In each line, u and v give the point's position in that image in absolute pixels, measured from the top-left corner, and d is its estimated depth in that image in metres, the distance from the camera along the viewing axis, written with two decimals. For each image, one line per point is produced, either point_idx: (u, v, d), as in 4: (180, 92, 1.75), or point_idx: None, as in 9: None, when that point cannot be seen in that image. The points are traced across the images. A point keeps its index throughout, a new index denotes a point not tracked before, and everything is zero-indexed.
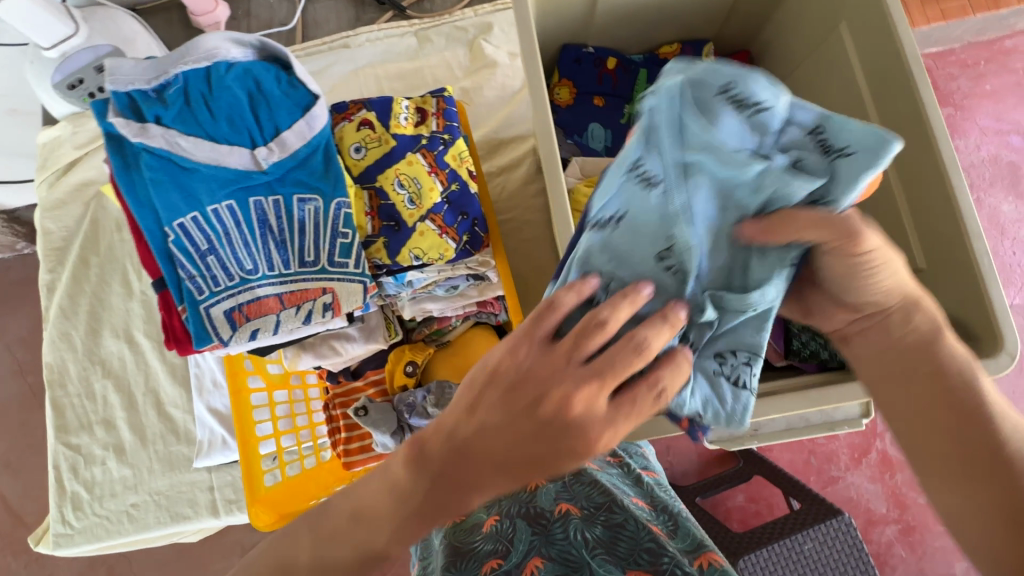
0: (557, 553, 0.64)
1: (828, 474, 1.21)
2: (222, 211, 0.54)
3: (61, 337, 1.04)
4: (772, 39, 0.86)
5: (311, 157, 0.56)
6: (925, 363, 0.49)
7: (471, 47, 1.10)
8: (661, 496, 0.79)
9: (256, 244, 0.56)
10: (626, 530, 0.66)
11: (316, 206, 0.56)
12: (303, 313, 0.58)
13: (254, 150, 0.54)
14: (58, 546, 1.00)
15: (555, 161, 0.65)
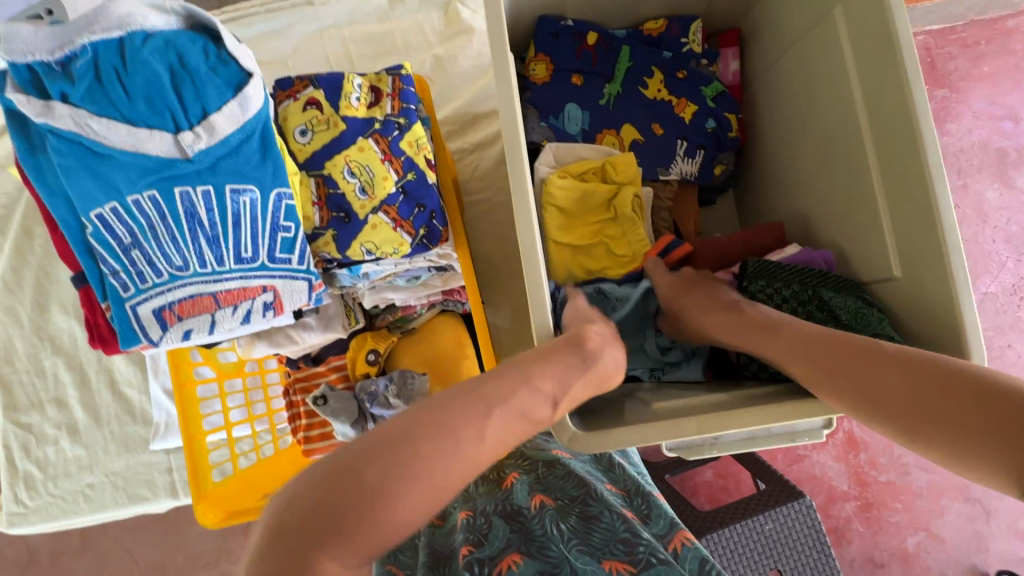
0: (536, 549, 0.61)
1: (794, 452, 1.23)
2: (144, 202, 0.49)
3: (5, 312, 0.99)
4: (763, 18, 0.80)
5: (245, 144, 0.51)
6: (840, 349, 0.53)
7: (446, 10, 1.02)
8: (635, 481, 0.79)
9: (184, 239, 0.51)
10: (604, 523, 0.65)
11: (253, 198, 0.52)
12: (240, 313, 0.55)
13: (178, 135, 0.48)
14: (12, 524, 0.98)
15: (521, 148, 0.55)
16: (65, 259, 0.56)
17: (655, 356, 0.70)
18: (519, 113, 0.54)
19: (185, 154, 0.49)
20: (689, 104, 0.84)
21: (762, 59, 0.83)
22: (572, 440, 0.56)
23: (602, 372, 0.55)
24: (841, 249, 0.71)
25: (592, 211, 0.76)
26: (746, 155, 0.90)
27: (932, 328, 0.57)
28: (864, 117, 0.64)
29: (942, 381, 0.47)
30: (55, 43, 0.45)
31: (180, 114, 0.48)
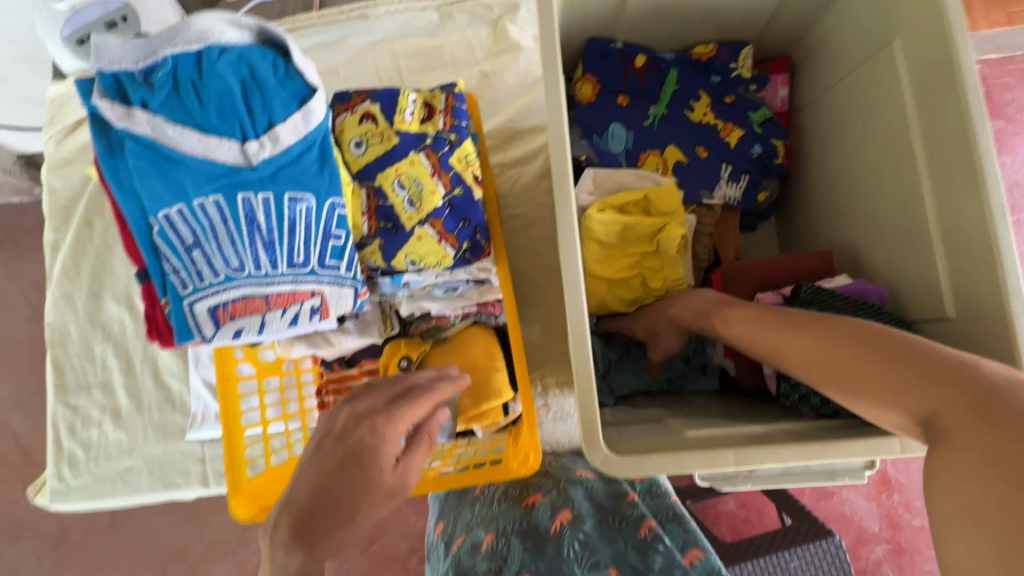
0: (546, 569, 0.63)
1: (823, 488, 1.19)
2: (209, 206, 0.52)
3: (63, 298, 1.05)
4: (816, 45, 0.79)
5: (306, 154, 0.53)
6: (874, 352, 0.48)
7: (494, 28, 1.04)
8: (671, 505, 0.76)
9: (243, 241, 0.53)
10: (616, 545, 0.65)
11: (309, 206, 0.54)
12: (289, 315, 0.57)
13: (244, 143, 0.51)
14: (54, 501, 1.02)
15: (566, 165, 0.56)
16: (129, 255, 0.59)
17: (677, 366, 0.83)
18: (566, 139, 0.55)
19: (250, 162, 0.51)
20: (735, 129, 0.83)
21: (813, 88, 0.82)
22: (600, 460, 0.55)
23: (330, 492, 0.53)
24: (892, 283, 0.69)
25: (633, 242, 0.76)
26: (791, 182, 0.89)
27: None
28: (920, 152, 0.62)
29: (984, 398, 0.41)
30: (142, 55, 0.48)
31: (247, 124, 0.51)
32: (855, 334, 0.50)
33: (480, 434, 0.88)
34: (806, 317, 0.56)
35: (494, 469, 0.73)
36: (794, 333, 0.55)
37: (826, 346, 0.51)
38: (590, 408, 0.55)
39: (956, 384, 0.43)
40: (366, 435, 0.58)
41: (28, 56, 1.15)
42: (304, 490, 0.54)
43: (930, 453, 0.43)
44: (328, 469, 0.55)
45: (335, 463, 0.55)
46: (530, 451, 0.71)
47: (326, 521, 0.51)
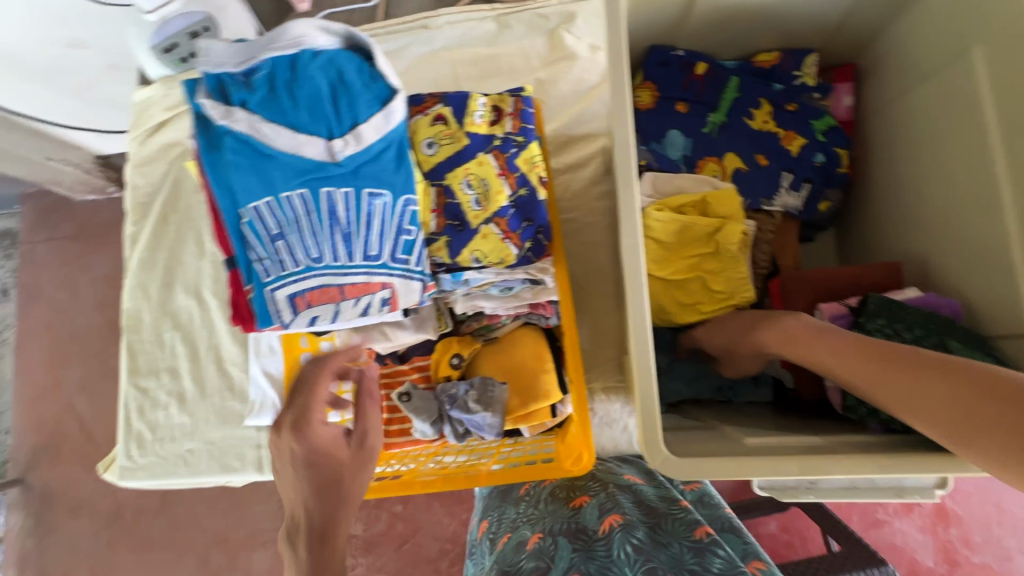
0: (596, 569, 0.61)
1: (873, 517, 1.23)
2: (295, 199, 0.55)
3: (139, 287, 1.13)
4: (885, 53, 0.78)
5: (385, 151, 0.56)
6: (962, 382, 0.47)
7: (551, 37, 1.06)
8: (724, 517, 0.75)
9: (324, 233, 0.57)
10: (672, 550, 0.62)
11: (386, 202, 0.57)
12: (361, 305, 0.60)
13: (330, 141, 0.54)
14: (123, 477, 1.09)
15: (632, 168, 0.58)
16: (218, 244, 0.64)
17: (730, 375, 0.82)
18: (632, 144, 0.57)
19: (334, 159, 0.54)
20: (797, 137, 0.82)
21: (880, 96, 0.80)
22: (659, 463, 0.56)
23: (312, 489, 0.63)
24: (967, 297, 0.66)
25: (691, 245, 0.76)
26: (854, 192, 0.87)
27: None
28: (1003, 163, 0.60)
29: None
30: (242, 56, 0.53)
31: (334, 123, 0.54)
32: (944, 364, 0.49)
33: (527, 435, 0.89)
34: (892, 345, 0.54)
35: (548, 465, 0.81)
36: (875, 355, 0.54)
37: (910, 374, 0.50)
38: (650, 409, 0.56)
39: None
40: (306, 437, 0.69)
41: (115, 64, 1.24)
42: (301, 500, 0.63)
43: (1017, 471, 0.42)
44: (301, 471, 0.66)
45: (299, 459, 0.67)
46: (584, 448, 0.78)
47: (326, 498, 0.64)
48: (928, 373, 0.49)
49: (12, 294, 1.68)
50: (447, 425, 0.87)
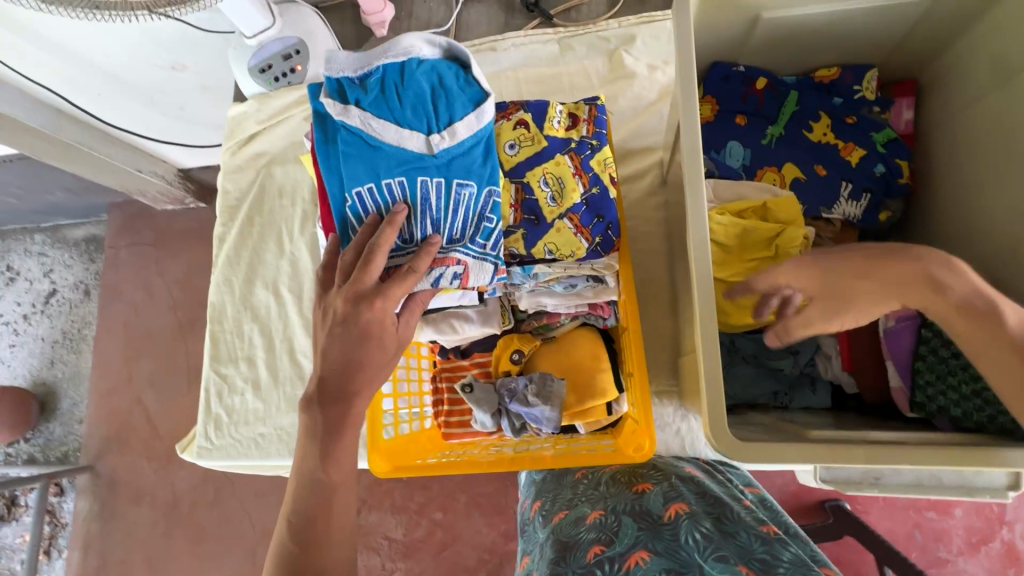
0: (664, 548, 0.64)
1: (935, 554, 1.23)
2: (394, 185, 0.68)
3: (224, 281, 1.23)
4: (947, 68, 0.80)
5: (474, 148, 0.69)
6: None
7: (610, 57, 1.12)
8: (788, 524, 0.73)
9: (415, 216, 0.71)
10: (739, 540, 0.63)
11: (470, 191, 0.70)
12: (435, 275, 0.74)
13: (428, 135, 0.66)
14: (200, 456, 1.17)
15: (698, 159, 0.65)
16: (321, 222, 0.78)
17: (789, 379, 0.83)
18: (700, 147, 0.64)
19: (432, 150, 0.67)
20: (856, 149, 0.85)
21: (942, 109, 0.83)
22: (726, 447, 0.59)
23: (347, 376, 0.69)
24: None
25: (751, 248, 0.79)
26: (916, 205, 0.88)
27: None
28: None
29: None
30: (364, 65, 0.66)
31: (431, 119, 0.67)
32: None
33: (582, 431, 0.92)
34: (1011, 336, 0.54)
35: (610, 453, 0.84)
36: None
37: None
38: (718, 396, 0.59)
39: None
40: (372, 321, 0.68)
41: (208, 86, 1.36)
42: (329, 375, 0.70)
43: None
44: (344, 350, 0.68)
45: (350, 342, 0.68)
46: (645, 438, 0.80)
47: (350, 391, 0.69)
48: None
49: (95, 295, 1.85)
50: (505, 419, 0.90)
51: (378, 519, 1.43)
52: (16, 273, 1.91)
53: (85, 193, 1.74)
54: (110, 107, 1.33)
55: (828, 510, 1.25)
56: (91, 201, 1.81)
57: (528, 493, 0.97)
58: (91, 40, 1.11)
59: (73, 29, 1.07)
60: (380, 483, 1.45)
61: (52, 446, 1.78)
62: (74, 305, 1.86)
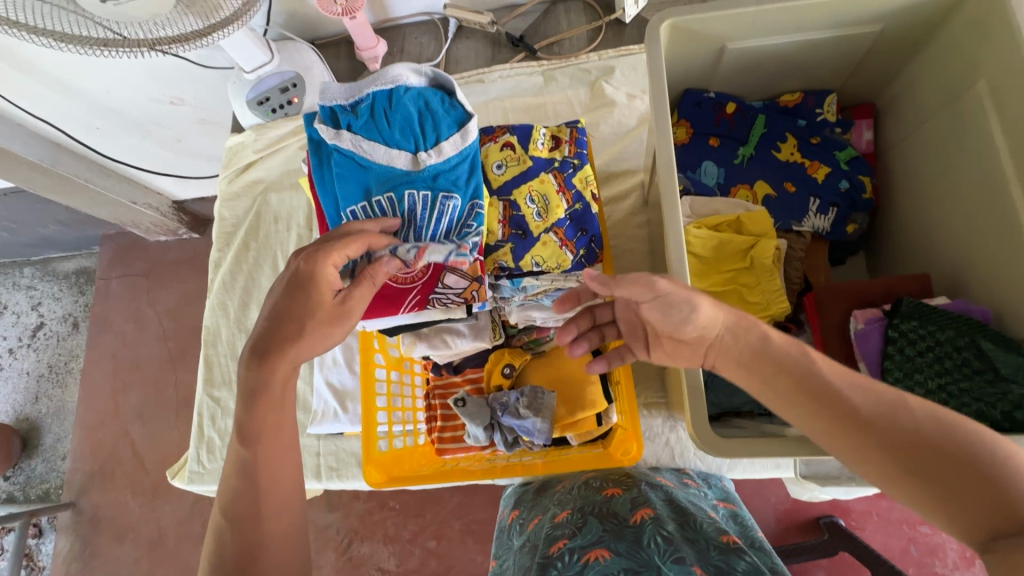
0: (625, 547, 0.64)
1: (930, 568, 1.24)
2: (383, 202, 0.77)
3: (220, 305, 1.25)
4: (898, 94, 0.88)
5: (459, 164, 0.78)
6: (796, 381, 0.55)
7: (592, 87, 1.19)
8: (754, 538, 0.73)
9: (403, 226, 0.78)
10: (698, 546, 0.64)
11: (454, 202, 0.77)
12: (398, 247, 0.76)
13: (416, 153, 0.76)
14: (191, 481, 1.16)
15: (674, 181, 0.70)
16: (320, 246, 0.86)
17: None
18: (675, 166, 0.70)
19: (419, 165, 0.76)
20: (822, 166, 0.91)
21: (898, 129, 0.89)
22: (706, 441, 0.63)
23: (275, 330, 0.67)
24: (998, 304, 0.72)
25: (727, 259, 0.85)
26: (881, 218, 0.95)
27: None
28: (1014, 179, 0.68)
29: (854, 422, 0.52)
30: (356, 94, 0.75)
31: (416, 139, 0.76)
32: (789, 375, 0.55)
33: (573, 442, 0.93)
34: (789, 361, 0.56)
35: (599, 456, 0.89)
36: (761, 362, 0.57)
37: (769, 379, 0.56)
38: (698, 394, 0.64)
39: (984, 491, 0.46)
40: (309, 267, 0.68)
41: (208, 119, 1.43)
42: (254, 334, 0.68)
43: (830, 441, 0.53)
44: (278, 299, 0.69)
45: (284, 290, 0.68)
46: (634, 443, 0.86)
47: (274, 349, 0.66)
48: (785, 378, 0.56)
49: (83, 327, 1.85)
50: (498, 432, 0.92)
51: (370, 549, 1.42)
52: (4, 306, 1.91)
53: (78, 225, 1.76)
54: (109, 142, 1.38)
55: (822, 526, 1.26)
56: (84, 234, 1.83)
57: (506, 502, 0.99)
58: (91, 76, 1.16)
59: (80, 67, 1.13)
60: (373, 512, 1.44)
61: (33, 484, 1.74)
62: (62, 338, 1.85)
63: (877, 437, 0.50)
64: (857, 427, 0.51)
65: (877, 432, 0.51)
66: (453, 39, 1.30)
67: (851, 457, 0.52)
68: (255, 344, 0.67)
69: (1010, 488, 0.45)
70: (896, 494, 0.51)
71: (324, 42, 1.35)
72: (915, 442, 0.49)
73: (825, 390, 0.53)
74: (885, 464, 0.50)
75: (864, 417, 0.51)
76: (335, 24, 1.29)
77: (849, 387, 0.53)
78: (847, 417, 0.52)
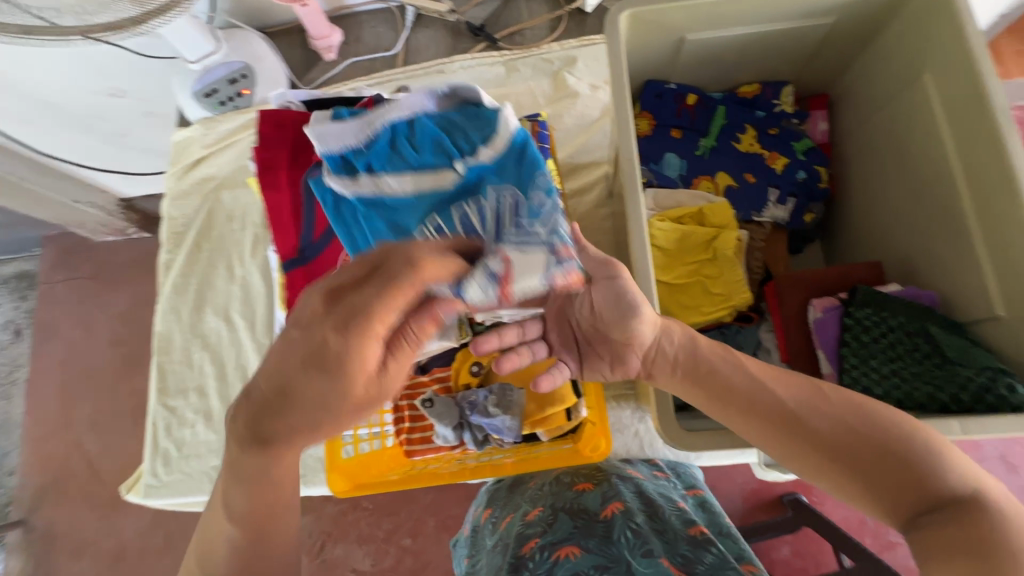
0: (595, 543, 0.64)
1: (885, 538, 1.29)
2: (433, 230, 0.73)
3: (171, 309, 1.19)
4: (851, 85, 0.90)
5: (504, 159, 0.74)
6: (726, 387, 0.61)
7: (555, 78, 1.17)
8: (721, 524, 0.74)
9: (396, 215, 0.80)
10: (666, 537, 0.64)
11: (513, 197, 0.71)
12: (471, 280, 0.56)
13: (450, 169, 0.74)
14: (147, 495, 1.11)
15: (635, 172, 0.70)
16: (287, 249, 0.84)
17: None
18: (637, 160, 0.69)
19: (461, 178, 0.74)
20: (780, 157, 0.92)
21: (852, 120, 0.91)
22: (670, 435, 0.65)
23: (279, 420, 0.49)
24: (946, 289, 0.75)
25: (691, 251, 0.85)
26: (837, 207, 0.97)
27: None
28: (960, 169, 0.71)
29: (781, 420, 0.58)
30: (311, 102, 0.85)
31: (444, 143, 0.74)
32: (719, 384, 0.62)
33: (544, 439, 0.91)
34: (716, 370, 0.63)
35: (571, 454, 0.91)
36: (696, 372, 0.63)
37: (702, 388, 0.63)
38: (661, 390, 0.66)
39: (898, 475, 0.52)
40: (343, 347, 0.47)
41: (152, 111, 1.34)
42: (249, 409, 0.51)
43: (763, 440, 0.59)
44: (284, 367, 0.49)
45: (289, 360, 0.48)
46: (601, 439, 0.89)
47: (270, 433, 0.50)
48: (715, 388, 0.62)
49: (26, 335, 1.73)
50: (468, 432, 0.90)
51: (343, 552, 1.39)
52: None
53: (14, 227, 1.64)
54: (42, 137, 1.29)
55: (785, 503, 1.31)
56: (21, 236, 1.71)
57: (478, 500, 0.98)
58: (16, 66, 1.07)
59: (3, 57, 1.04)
60: (344, 515, 1.41)
61: None
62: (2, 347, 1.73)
63: (803, 433, 0.56)
64: (783, 425, 0.58)
65: (801, 429, 0.57)
66: (412, 28, 1.26)
67: (782, 453, 0.58)
68: (253, 427, 0.50)
69: (921, 467, 0.51)
70: (826, 483, 0.56)
71: (275, 30, 1.28)
72: (838, 435, 0.55)
73: (752, 393, 0.60)
74: (812, 456, 0.56)
75: (789, 415, 0.58)
76: (286, 11, 1.23)
77: (773, 388, 0.60)
78: (776, 415, 0.58)
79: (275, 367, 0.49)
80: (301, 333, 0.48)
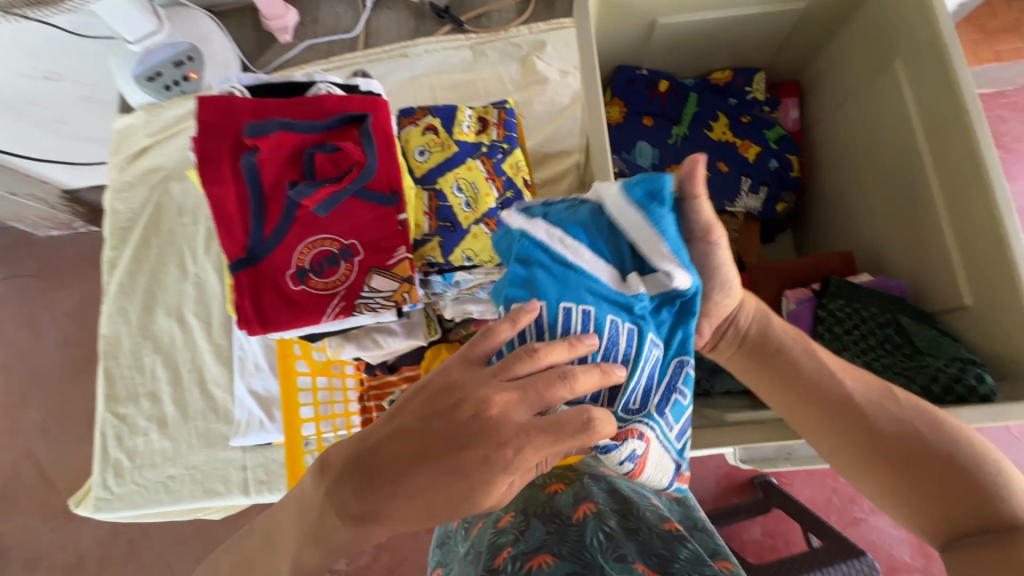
0: (568, 551, 0.60)
1: (850, 515, 1.31)
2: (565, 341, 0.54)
3: (118, 311, 1.11)
4: (822, 72, 0.89)
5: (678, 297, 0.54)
6: (798, 375, 0.58)
7: (523, 63, 1.13)
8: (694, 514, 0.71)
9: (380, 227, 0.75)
10: (640, 537, 0.62)
11: (628, 332, 0.53)
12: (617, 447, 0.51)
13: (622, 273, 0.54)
14: (98, 509, 1.05)
15: (605, 161, 0.67)
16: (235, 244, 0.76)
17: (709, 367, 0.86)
18: (608, 149, 0.66)
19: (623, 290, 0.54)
20: (753, 146, 0.91)
21: (822, 107, 0.90)
22: None
23: (395, 493, 0.46)
24: (913, 278, 0.76)
25: None
26: (808, 195, 0.96)
27: (990, 352, 0.65)
28: (929, 159, 0.70)
29: (851, 416, 0.55)
30: (258, 87, 0.80)
31: (645, 259, 0.54)
32: (793, 371, 0.58)
33: None
34: (792, 355, 0.59)
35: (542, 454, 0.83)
36: (772, 353, 0.59)
37: (774, 373, 0.59)
38: None
39: (958, 489, 0.50)
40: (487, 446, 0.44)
41: (91, 96, 1.24)
42: (351, 461, 0.48)
43: (820, 432, 0.57)
44: (415, 431, 0.47)
45: (426, 435, 0.46)
46: None
47: (377, 507, 0.46)
48: (786, 372, 0.58)
49: None
50: None
51: None
52: None
53: None
54: None
55: (756, 485, 1.32)
56: None
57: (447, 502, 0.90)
58: None
59: None
60: None
61: None
62: None
63: (868, 433, 0.54)
64: (849, 420, 0.55)
65: (867, 427, 0.54)
66: (372, 9, 1.20)
67: (835, 447, 0.56)
68: (353, 480, 0.47)
69: (982, 484, 0.50)
70: (870, 483, 0.55)
71: (223, 9, 1.19)
72: (905, 440, 0.53)
73: (826, 383, 0.57)
74: (869, 458, 0.54)
75: (858, 413, 0.55)
76: None
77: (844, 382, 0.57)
78: (843, 410, 0.55)
79: (408, 433, 0.47)
80: (441, 412, 0.47)
